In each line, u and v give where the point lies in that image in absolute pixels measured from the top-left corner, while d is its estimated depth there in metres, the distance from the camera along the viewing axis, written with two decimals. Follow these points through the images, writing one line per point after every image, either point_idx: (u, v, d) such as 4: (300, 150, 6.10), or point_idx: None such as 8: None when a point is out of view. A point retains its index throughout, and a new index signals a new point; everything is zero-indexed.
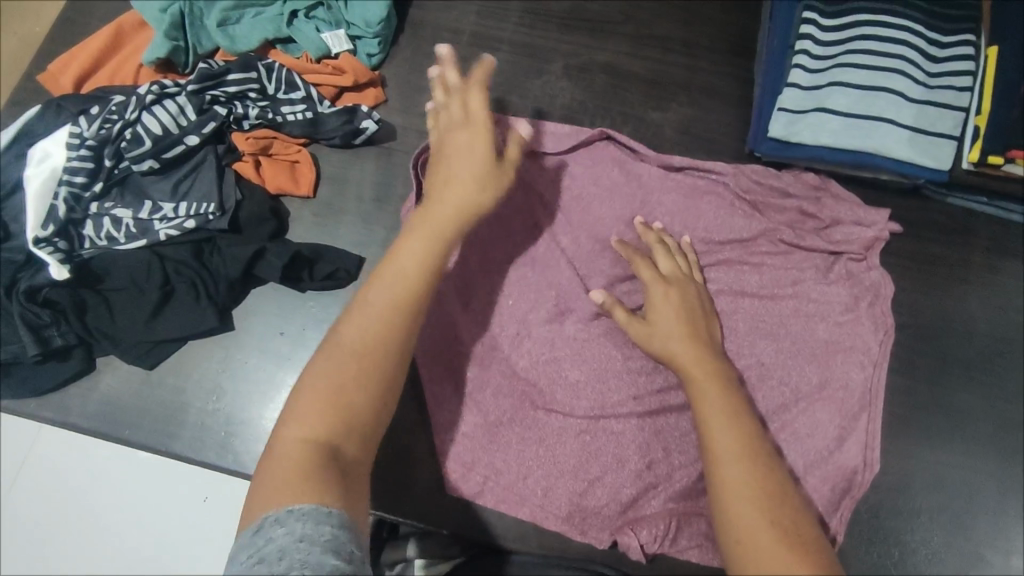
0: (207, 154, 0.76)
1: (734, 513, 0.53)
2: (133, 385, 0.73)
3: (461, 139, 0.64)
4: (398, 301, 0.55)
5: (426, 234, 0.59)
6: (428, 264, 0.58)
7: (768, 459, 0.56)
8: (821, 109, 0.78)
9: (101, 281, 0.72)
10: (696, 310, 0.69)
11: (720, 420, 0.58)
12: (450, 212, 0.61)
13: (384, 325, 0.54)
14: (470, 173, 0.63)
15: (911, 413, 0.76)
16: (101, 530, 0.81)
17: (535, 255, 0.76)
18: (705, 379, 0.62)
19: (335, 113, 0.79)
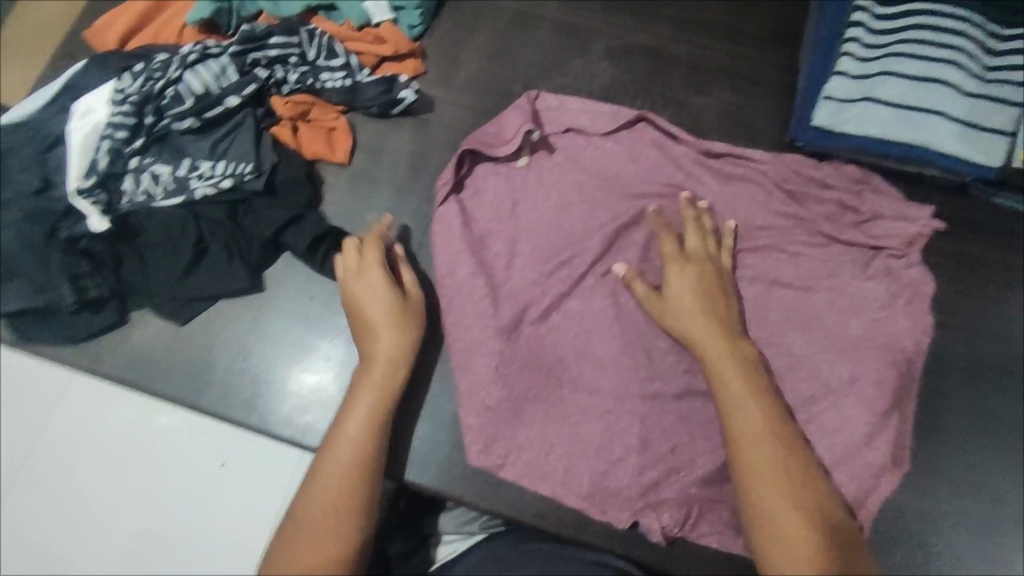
0: (246, 116, 0.76)
1: (756, 488, 0.58)
2: (163, 340, 0.73)
3: (366, 293, 0.68)
4: (350, 467, 0.61)
5: (364, 396, 0.65)
6: (373, 427, 0.63)
7: (796, 441, 0.61)
8: (869, 99, 0.76)
9: (138, 236, 0.73)
10: (715, 286, 0.70)
11: (746, 397, 0.62)
12: (378, 363, 0.66)
13: (338, 499, 0.59)
14: (384, 322, 0.67)
15: (945, 414, 0.74)
16: (127, 477, 0.98)
17: (568, 235, 0.76)
18: (727, 361, 0.64)
19: (375, 82, 0.79)
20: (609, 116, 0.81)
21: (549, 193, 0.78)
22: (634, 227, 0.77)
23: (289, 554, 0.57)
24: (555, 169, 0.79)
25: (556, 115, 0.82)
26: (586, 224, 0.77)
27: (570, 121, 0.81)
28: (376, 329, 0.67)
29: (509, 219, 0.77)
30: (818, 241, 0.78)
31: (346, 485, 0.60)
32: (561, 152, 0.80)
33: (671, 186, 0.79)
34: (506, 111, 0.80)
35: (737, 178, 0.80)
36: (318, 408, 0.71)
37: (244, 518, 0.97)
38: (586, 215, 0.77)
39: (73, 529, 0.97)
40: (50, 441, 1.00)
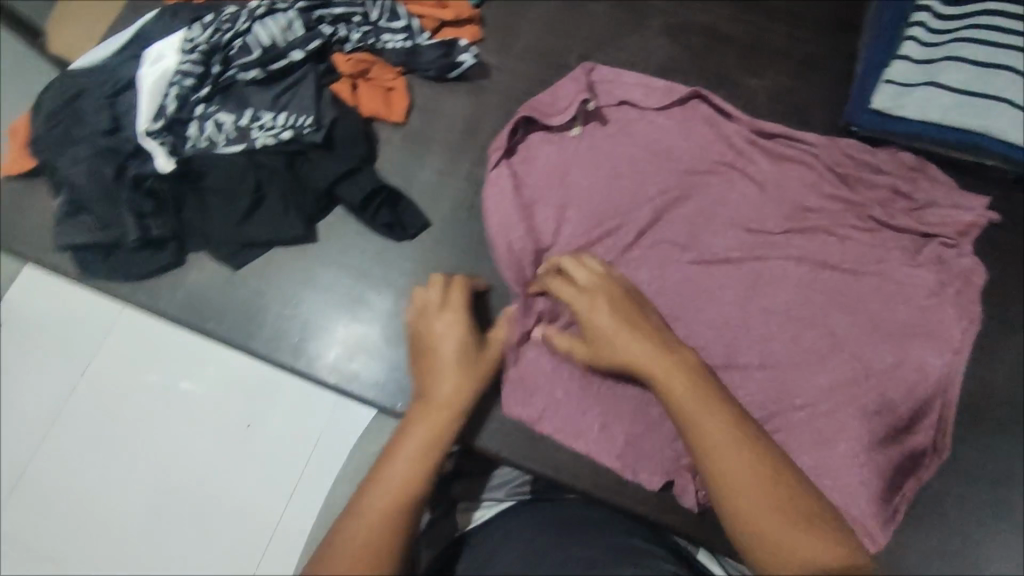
0: (309, 72, 0.78)
1: (735, 500, 0.50)
2: (219, 283, 0.76)
3: (447, 328, 0.64)
4: (395, 507, 0.52)
5: (423, 432, 0.57)
6: (425, 463, 0.55)
7: (759, 436, 0.54)
8: (931, 84, 0.76)
9: (198, 180, 0.74)
10: (630, 300, 0.65)
11: (696, 408, 0.54)
12: (441, 401, 0.59)
13: (375, 539, 0.50)
14: (459, 362, 0.62)
15: (988, 405, 0.73)
16: (151, 426, 0.98)
17: (617, 205, 0.77)
18: (671, 368, 0.57)
19: (433, 45, 0.81)
20: (663, 91, 0.81)
21: (599, 163, 0.79)
22: (681, 202, 0.78)
23: None
24: (607, 141, 0.80)
25: (613, 87, 0.82)
26: (636, 196, 0.78)
27: (624, 94, 0.81)
28: (446, 370, 0.61)
29: (561, 188, 0.78)
30: (869, 225, 0.76)
31: (389, 518, 0.51)
32: (614, 124, 0.81)
33: (723, 163, 0.79)
34: (561, 81, 0.81)
35: (788, 160, 0.79)
36: (365, 356, 0.74)
37: (267, 483, 0.94)
38: (637, 186, 0.78)
39: (90, 477, 0.97)
40: (93, 386, 1.00)
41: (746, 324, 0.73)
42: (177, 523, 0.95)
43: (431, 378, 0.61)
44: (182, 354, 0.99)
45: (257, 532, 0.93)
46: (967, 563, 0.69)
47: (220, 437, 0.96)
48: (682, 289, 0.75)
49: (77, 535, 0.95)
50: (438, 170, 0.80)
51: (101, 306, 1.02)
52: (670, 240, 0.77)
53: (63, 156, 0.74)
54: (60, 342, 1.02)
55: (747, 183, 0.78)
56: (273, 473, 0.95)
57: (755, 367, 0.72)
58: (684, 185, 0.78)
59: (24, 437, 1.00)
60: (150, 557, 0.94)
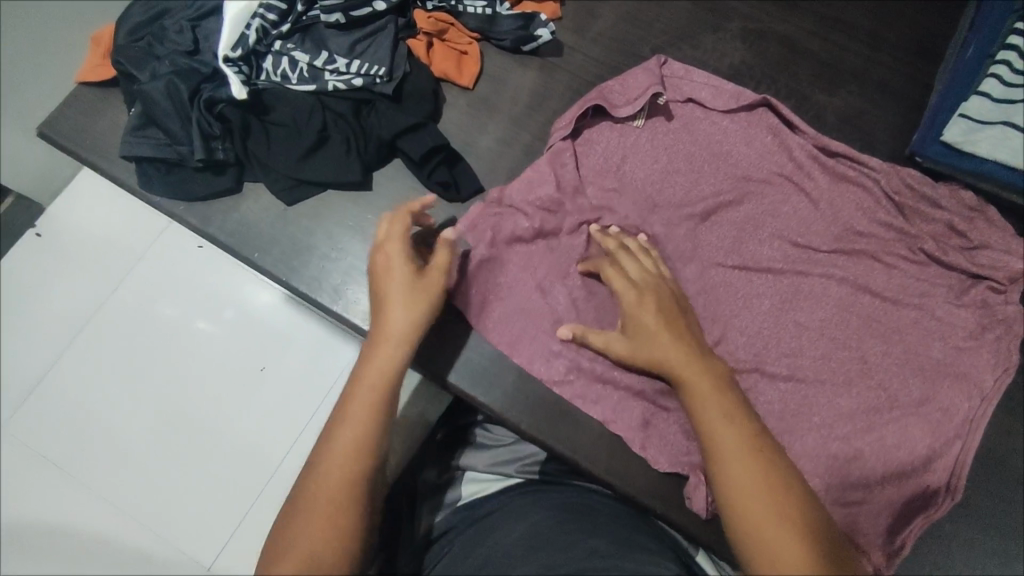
0: (389, 23, 0.79)
1: (739, 502, 0.52)
2: (270, 216, 0.78)
3: (390, 264, 0.65)
4: (369, 404, 0.58)
5: (385, 341, 0.61)
6: (392, 368, 0.60)
7: (775, 451, 0.56)
8: (1007, 123, 0.75)
9: (267, 113, 0.77)
10: (675, 301, 0.67)
11: (717, 414, 0.57)
12: (398, 316, 0.62)
13: (355, 432, 0.57)
14: (399, 288, 0.63)
15: (1010, 454, 0.73)
16: (169, 352, 0.98)
17: (670, 198, 0.78)
18: (697, 379, 0.60)
19: (513, 16, 0.82)
20: (732, 94, 0.80)
21: (657, 156, 0.79)
22: (732, 207, 0.77)
23: (302, 505, 0.54)
24: (668, 135, 0.80)
25: (681, 83, 0.81)
26: (688, 194, 0.78)
27: (692, 92, 0.81)
28: (395, 301, 0.63)
29: (614, 175, 0.78)
30: (918, 257, 0.75)
31: (348, 455, 0.56)
32: (678, 120, 0.81)
33: (780, 174, 0.78)
34: (635, 70, 0.80)
35: (845, 181, 0.78)
36: None
37: (273, 429, 0.95)
38: (690, 186, 0.78)
39: (103, 391, 0.98)
40: (109, 315, 1.00)
41: (779, 338, 0.73)
42: (178, 460, 0.95)
43: (379, 302, 0.64)
44: (203, 294, 1.00)
45: (256, 477, 0.94)
46: None
47: (236, 374, 0.97)
48: (719, 293, 0.75)
49: (77, 458, 0.95)
50: (496, 139, 0.81)
51: (129, 237, 1.02)
52: (716, 242, 0.76)
53: (141, 70, 0.76)
54: (83, 265, 1.02)
55: (801, 200, 0.77)
56: (279, 419, 0.96)
57: (781, 382, 0.71)
58: (735, 190, 0.78)
59: (34, 354, 0.99)
60: (150, 485, 0.94)
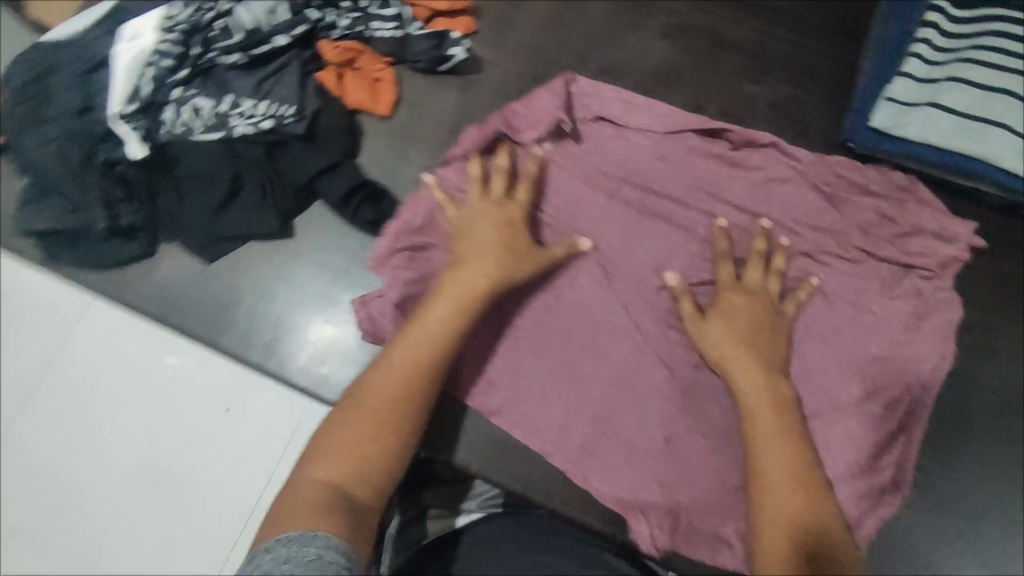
0: (293, 58, 0.74)
1: (769, 505, 0.56)
2: (189, 276, 0.74)
3: (484, 219, 0.67)
4: (430, 343, 0.61)
5: (455, 285, 0.63)
6: (457, 317, 0.62)
7: (813, 472, 0.58)
8: (933, 104, 0.74)
9: (173, 168, 0.72)
10: (769, 318, 0.67)
11: (768, 418, 0.61)
12: (482, 257, 0.64)
13: (417, 363, 0.60)
14: (482, 240, 0.66)
15: (968, 444, 0.71)
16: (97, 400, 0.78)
17: (591, 209, 0.75)
18: (758, 390, 0.63)
19: (425, 36, 0.77)
20: (644, 108, 0.77)
21: (574, 171, 0.76)
22: (659, 219, 0.74)
23: (343, 417, 0.56)
24: (580, 154, 0.76)
25: (589, 101, 0.78)
26: (610, 206, 0.74)
27: (602, 109, 0.77)
28: (472, 243, 0.65)
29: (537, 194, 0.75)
30: (851, 258, 0.73)
31: (408, 374, 0.59)
32: (587, 140, 0.77)
33: (709, 182, 0.75)
34: (540, 91, 0.77)
35: (772, 182, 0.75)
36: (335, 360, 0.72)
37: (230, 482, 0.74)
38: (611, 196, 0.75)
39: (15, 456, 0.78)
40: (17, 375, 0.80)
41: None
42: (116, 544, 0.75)
43: (461, 245, 0.66)
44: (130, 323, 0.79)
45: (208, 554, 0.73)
46: None
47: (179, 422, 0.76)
48: (660, 310, 0.72)
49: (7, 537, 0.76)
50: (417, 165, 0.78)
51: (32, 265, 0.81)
52: (639, 256, 0.73)
53: (30, 136, 0.71)
54: None
55: (725, 208, 0.74)
56: (236, 471, 0.74)
57: (723, 398, 0.69)
58: (661, 188, 0.75)
59: None
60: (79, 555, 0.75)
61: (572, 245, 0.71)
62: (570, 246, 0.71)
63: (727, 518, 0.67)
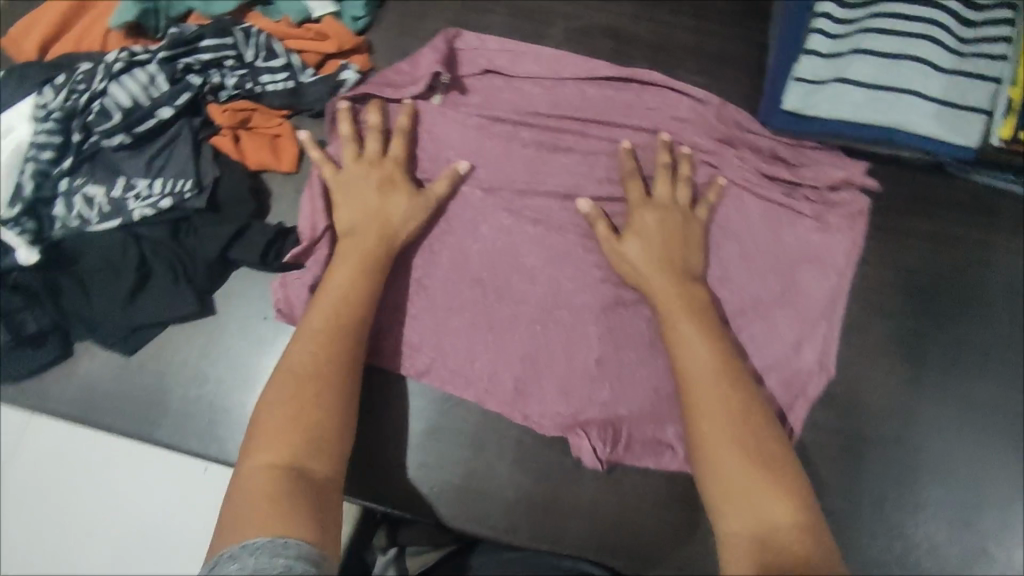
0: (182, 127, 0.71)
1: (704, 419, 0.59)
2: (111, 371, 0.71)
3: (358, 175, 0.69)
4: (341, 310, 0.64)
5: (355, 257, 0.66)
6: (363, 280, 0.65)
7: (741, 378, 0.62)
8: (841, 79, 0.73)
9: (75, 264, 0.69)
10: (680, 228, 0.70)
11: (693, 337, 0.64)
12: (378, 220, 0.67)
13: (331, 331, 0.63)
14: (362, 200, 0.68)
15: (921, 404, 0.73)
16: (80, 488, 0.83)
17: (489, 154, 0.75)
18: (675, 308, 0.66)
19: (319, 82, 0.74)
20: (529, 56, 0.78)
21: (465, 118, 0.75)
22: (561, 152, 0.75)
23: (276, 399, 0.58)
24: (471, 107, 0.77)
25: (475, 55, 0.78)
26: (528, 193, 0.75)
27: (489, 62, 0.78)
28: (351, 201, 0.68)
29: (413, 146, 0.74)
30: (779, 250, 0.74)
31: (323, 344, 0.62)
32: (476, 93, 0.78)
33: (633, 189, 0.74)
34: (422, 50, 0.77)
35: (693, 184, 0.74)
36: None
37: None
38: (508, 139, 0.75)
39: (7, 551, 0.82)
40: (9, 490, 0.84)
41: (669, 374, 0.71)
42: None
43: (341, 207, 0.69)
44: None
45: None
46: (915, 569, 0.70)
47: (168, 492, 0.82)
48: (603, 328, 0.72)
49: None
50: (314, 137, 0.76)
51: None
52: (543, 193, 0.75)
53: None
54: None
55: (623, 132, 0.75)
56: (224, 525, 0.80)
57: (674, 406, 0.70)
58: (554, 121, 0.76)
59: None
60: None
61: (452, 173, 0.71)
62: (451, 175, 0.71)
63: (665, 423, 0.71)
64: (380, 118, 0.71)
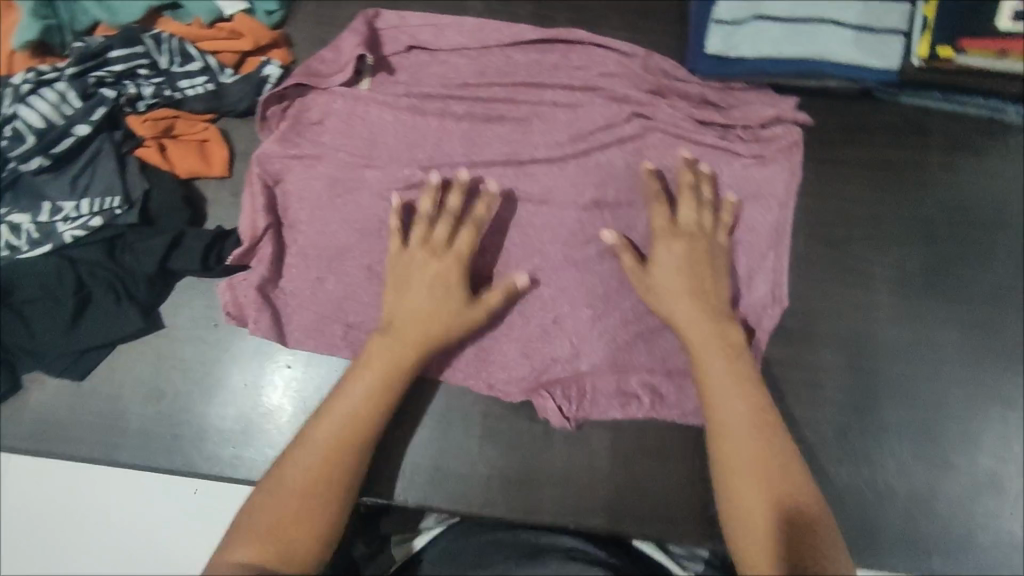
0: (103, 142, 0.69)
1: (733, 469, 0.61)
2: (65, 399, 0.70)
3: (416, 262, 0.67)
4: (367, 412, 0.64)
5: (385, 357, 0.66)
6: (394, 388, 0.65)
7: (774, 432, 0.63)
8: (759, 17, 0.73)
9: (11, 295, 0.68)
10: (707, 260, 0.69)
11: (727, 384, 0.65)
12: (415, 315, 0.66)
13: (359, 434, 0.63)
14: (411, 295, 0.67)
15: (876, 328, 0.74)
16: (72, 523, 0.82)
17: (426, 133, 0.73)
18: (709, 345, 0.66)
19: (240, 81, 0.73)
20: (453, 28, 0.76)
21: (394, 100, 0.74)
22: (494, 122, 0.74)
23: (278, 491, 0.59)
24: (400, 86, 0.75)
25: (398, 33, 0.76)
26: (468, 165, 0.73)
27: (412, 38, 0.76)
28: (402, 293, 0.67)
29: (344, 134, 0.73)
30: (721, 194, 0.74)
31: (342, 441, 0.63)
32: (403, 72, 0.77)
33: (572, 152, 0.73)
34: (343, 34, 0.75)
35: (629, 140, 0.73)
36: (247, 438, 0.70)
37: None
38: (440, 115, 0.74)
39: None
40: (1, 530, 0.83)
41: (627, 331, 0.71)
42: None
43: (394, 296, 0.67)
44: None
45: None
46: (886, 488, 0.72)
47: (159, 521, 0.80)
48: (557, 293, 0.72)
49: None
50: (242, 137, 0.75)
51: None
52: (485, 162, 0.73)
53: None
54: None
55: (554, 94, 0.75)
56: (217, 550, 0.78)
57: (633, 359, 0.71)
58: (483, 89, 0.75)
59: None
60: None
61: (507, 287, 0.68)
62: (506, 288, 0.68)
63: (627, 373, 0.71)
64: (458, 205, 0.69)
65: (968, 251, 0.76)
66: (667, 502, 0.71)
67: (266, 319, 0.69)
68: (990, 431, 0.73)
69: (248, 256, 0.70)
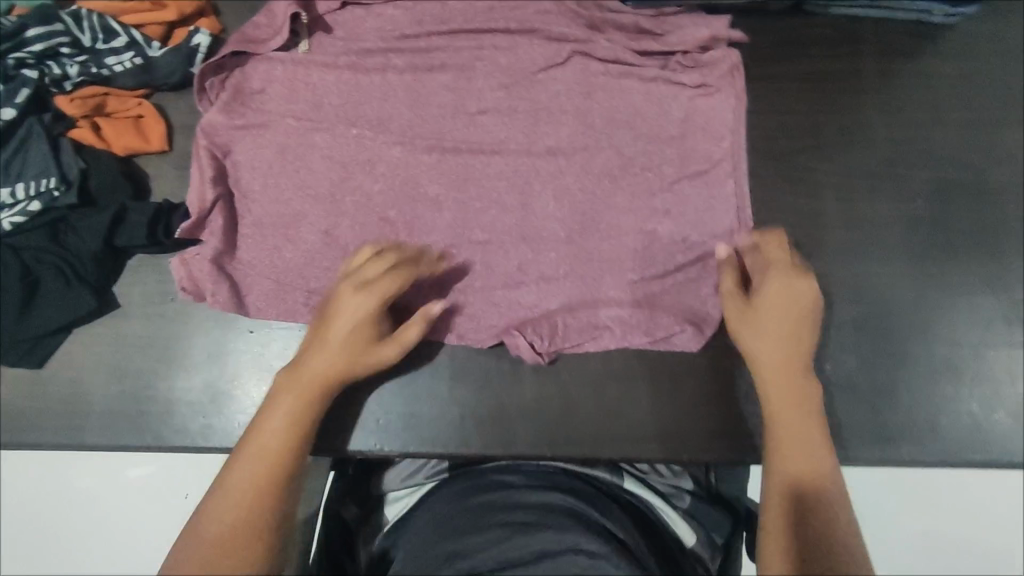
0: (31, 125, 0.67)
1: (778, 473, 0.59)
2: (24, 390, 0.69)
3: (350, 311, 0.63)
4: (303, 416, 0.60)
5: (323, 359, 0.62)
6: (326, 389, 0.62)
7: (828, 449, 0.60)
8: None
9: None
10: (808, 322, 0.64)
11: (789, 401, 0.62)
12: (348, 339, 0.63)
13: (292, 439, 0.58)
14: (343, 338, 0.62)
15: (826, 234, 0.75)
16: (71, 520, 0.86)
17: (368, 89, 0.73)
18: (776, 362, 0.63)
19: (168, 51, 0.72)
20: None
21: (334, 60, 0.73)
22: (436, 71, 0.74)
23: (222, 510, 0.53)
24: (337, 44, 0.74)
25: None
26: (413, 116, 0.73)
27: None
28: (335, 339, 0.62)
29: (286, 97, 0.73)
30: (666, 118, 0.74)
31: (281, 449, 0.57)
32: (338, 29, 0.75)
33: (516, 93, 0.74)
34: None
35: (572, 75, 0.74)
36: (214, 406, 0.69)
37: None
38: (381, 69, 0.74)
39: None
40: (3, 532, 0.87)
41: (586, 262, 0.72)
42: None
43: (319, 337, 0.63)
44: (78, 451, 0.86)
45: None
46: (851, 387, 0.73)
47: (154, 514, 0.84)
48: (514, 233, 0.72)
49: None
50: (178, 109, 0.74)
51: None
52: (430, 113, 0.73)
53: None
54: None
55: (493, 38, 0.75)
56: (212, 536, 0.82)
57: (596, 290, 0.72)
58: (421, 39, 0.75)
59: None
60: None
61: (424, 316, 0.65)
62: (421, 318, 0.65)
63: (590, 304, 0.71)
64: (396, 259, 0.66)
65: (906, 151, 0.77)
66: (644, 424, 0.71)
67: (224, 290, 0.68)
68: (945, 322, 0.75)
69: (198, 228, 0.69)
